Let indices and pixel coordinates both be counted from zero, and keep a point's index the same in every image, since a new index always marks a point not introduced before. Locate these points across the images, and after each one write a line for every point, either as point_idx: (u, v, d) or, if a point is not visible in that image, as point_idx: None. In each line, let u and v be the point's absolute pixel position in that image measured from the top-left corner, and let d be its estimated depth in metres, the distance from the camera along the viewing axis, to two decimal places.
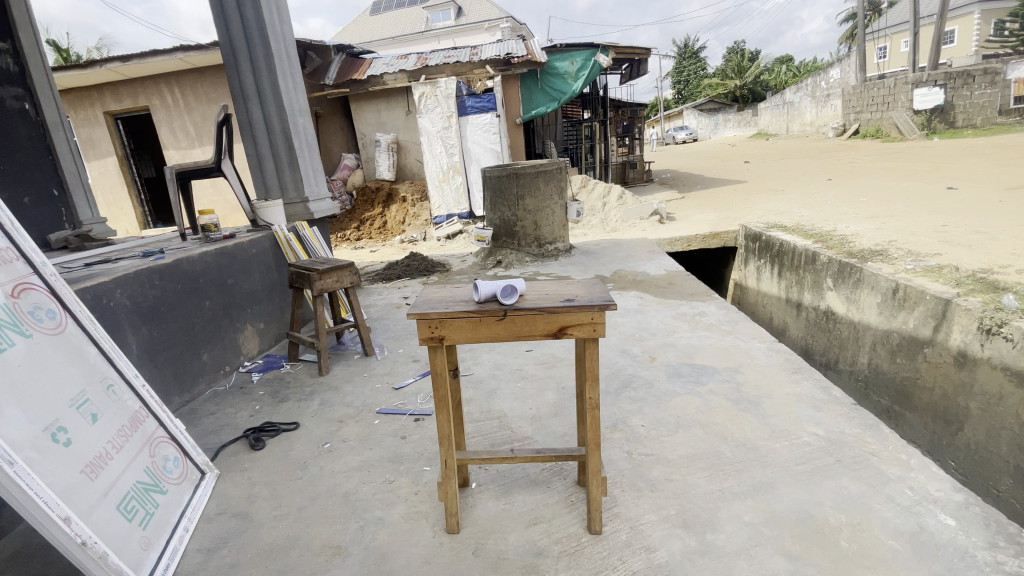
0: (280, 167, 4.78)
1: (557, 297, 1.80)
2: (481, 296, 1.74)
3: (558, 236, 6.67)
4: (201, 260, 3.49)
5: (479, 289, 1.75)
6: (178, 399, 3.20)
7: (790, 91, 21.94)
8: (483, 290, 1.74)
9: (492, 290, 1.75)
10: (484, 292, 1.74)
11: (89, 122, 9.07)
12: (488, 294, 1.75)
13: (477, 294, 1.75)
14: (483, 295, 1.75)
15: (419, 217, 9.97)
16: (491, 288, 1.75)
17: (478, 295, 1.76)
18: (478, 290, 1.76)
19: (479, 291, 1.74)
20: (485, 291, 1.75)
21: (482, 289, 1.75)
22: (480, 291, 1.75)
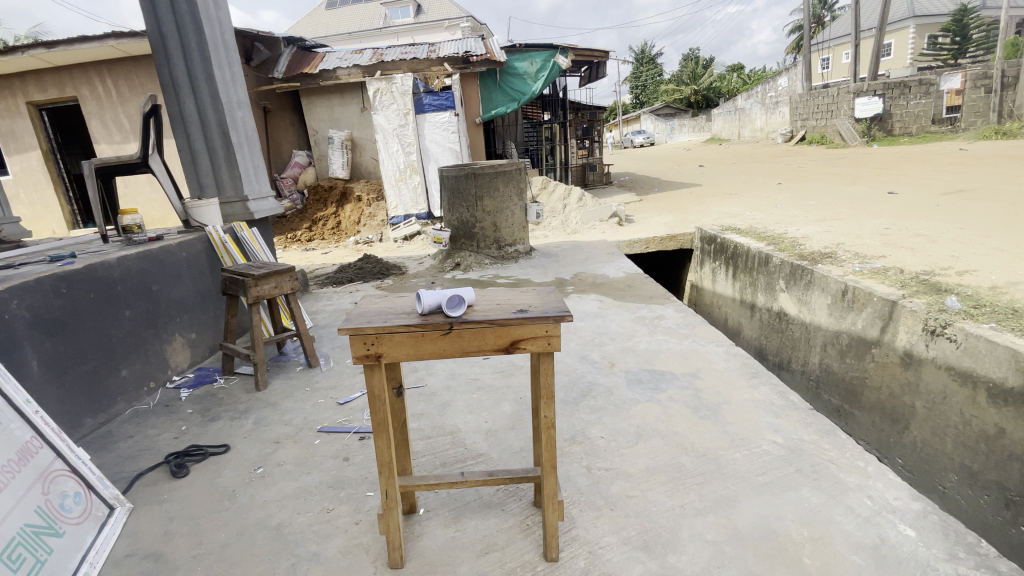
0: (217, 163, 4.43)
1: (509, 307, 1.65)
2: (425, 308, 1.57)
3: (518, 238, 6.52)
4: (121, 265, 3.13)
5: (423, 301, 1.58)
6: (90, 422, 2.84)
7: (742, 98, 22.71)
8: (427, 300, 1.57)
9: (437, 300, 1.58)
10: (428, 303, 1.58)
11: (8, 112, 8.26)
12: (433, 306, 1.58)
13: (421, 306, 1.58)
14: (427, 306, 1.58)
15: (375, 217, 9.63)
16: (436, 298, 1.58)
17: (421, 307, 1.58)
18: (421, 302, 1.59)
19: (422, 302, 1.57)
20: (430, 302, 1.58)
21: (426, 300, 1.58)
22: (424, 303, 1.58)
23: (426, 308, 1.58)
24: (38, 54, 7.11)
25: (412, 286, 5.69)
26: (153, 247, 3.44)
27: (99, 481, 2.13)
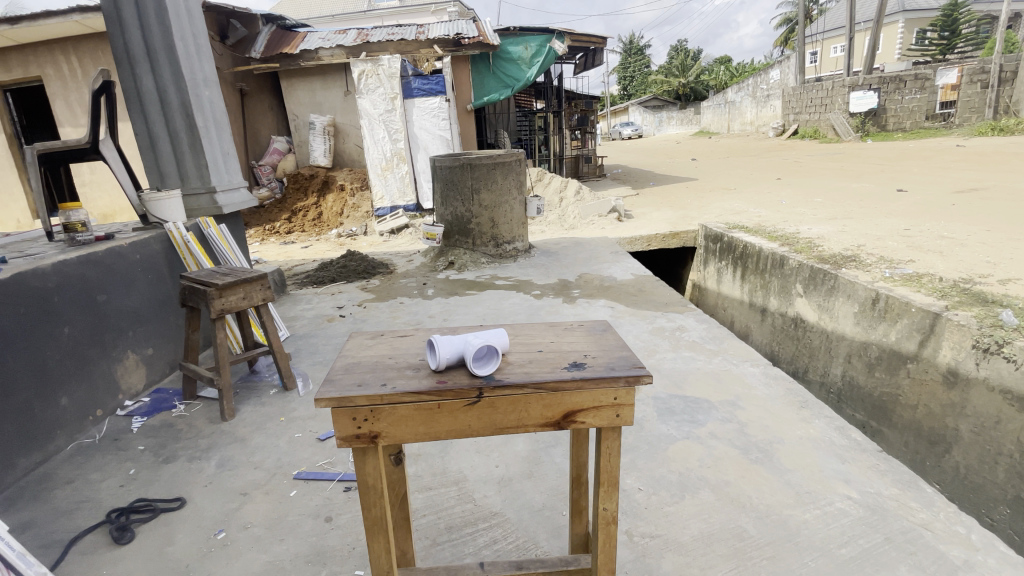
0: (180, 149, 3.84)
1: (559, 358, 1.18)
2: (443, 362, 1.10)
3: (516, 235, 6.04)
4: (57, 271, 2.54)
5: (439, 353, 1.11)
6: (18, 466, 2.25)
7: (732, 90, 22.30)
8: (446, 352, 1.11)
9: (460, 349, 1.12)
10: (447, 355, 1.11)
11: None
12: (454, 357, 1.11)
13: (436, 359, 1.11)
14: (445, 359, 1.11)
15: (360, 209, 9.06)
16: (458, 347, 1.12)
17: (437, 362, 1.11)
18: (436, 354, 1.11)
19: (439, 354, 1.10)
20: (449, 352, 1.11)
21: (443, 352, 1.11)
22: (441, 355, 1.11)
23: (445, 362, 1.11)
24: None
25: (400, 287, 5.17)
26: (99, 249, 2.86)
27: (19, 559, 1.49)
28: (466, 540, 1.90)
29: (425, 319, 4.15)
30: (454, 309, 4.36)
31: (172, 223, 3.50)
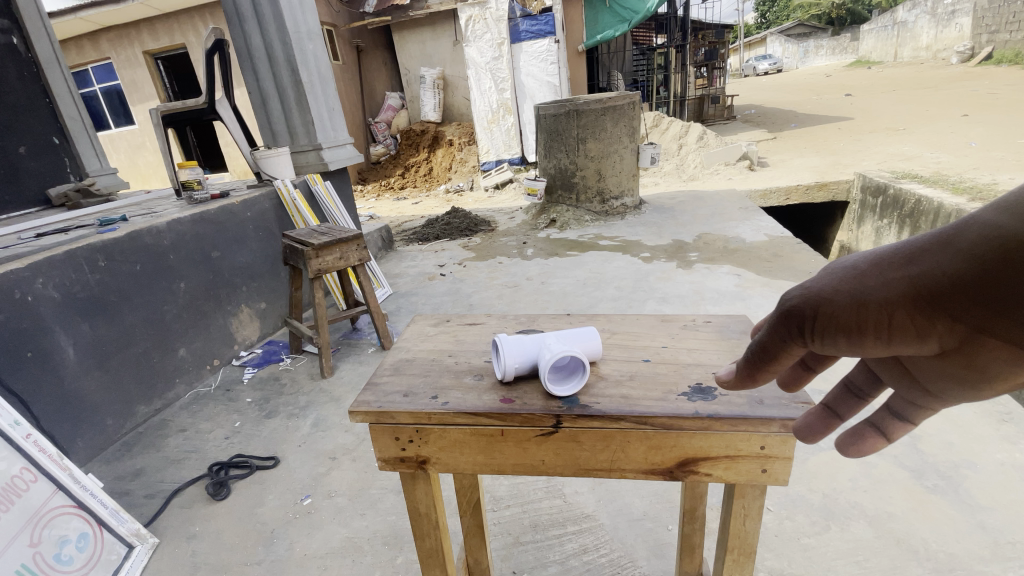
0: (288, 107, 3.89)
1: (681, 377, 0.83)
2: (518, 368, 0.82)
3: (626, 190, 5.49)
4: (172, 230, 2.69)
5: (511, 354, 0.82)
6: (143, 409, 2.50)
7: (905, 6, 18.24)
8: (521, 355, 0.82)
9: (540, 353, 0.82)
10: (523, 357, 0.82)
11: (130, 62, 8.38)
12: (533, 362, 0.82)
13: (506, 362, 0.82)
14: (523, 363, 0.82)
15: (467, 163, 8.97)
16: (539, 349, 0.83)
17: (510, 367, 0.82)
18: (509, 356, 0.82)
19: (512, 352, 0.82)
20: (524, 354, 0.82)
21: (519, 351, 0.82)
22: (513, 357, 0.82)
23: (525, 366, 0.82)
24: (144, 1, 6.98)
25: (500, 246, 4.96)
26: (213, 207, 2.97)
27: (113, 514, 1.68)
28: (552, 544, 1.66)
29: (524, 280, 3.89)
30: (555, 271, 4.04)
31: (282, 180, 3.56)
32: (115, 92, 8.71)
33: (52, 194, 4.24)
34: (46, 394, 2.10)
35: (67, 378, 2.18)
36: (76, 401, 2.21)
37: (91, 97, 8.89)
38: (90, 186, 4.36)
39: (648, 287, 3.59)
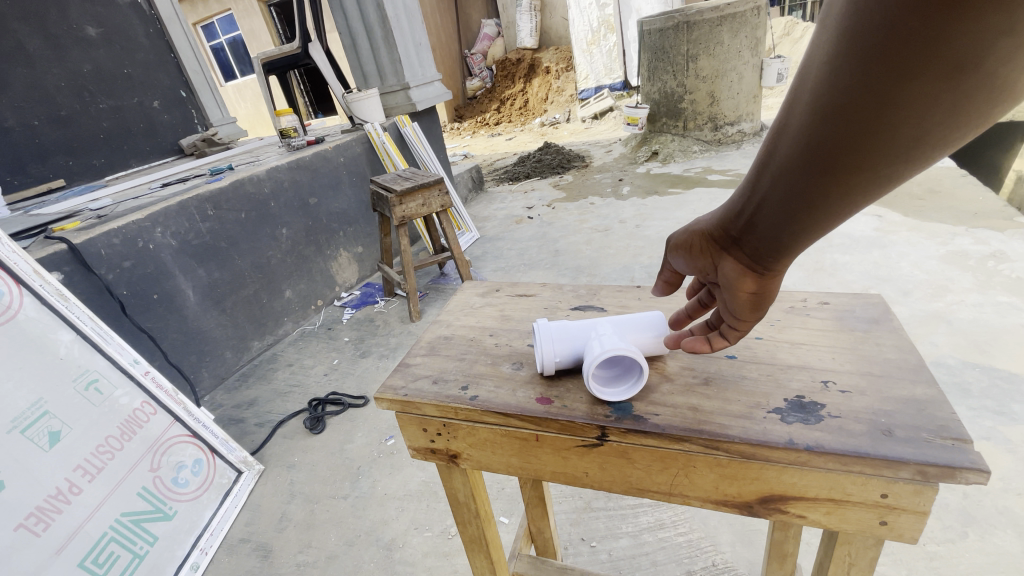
0: (376, 45, 3.81)
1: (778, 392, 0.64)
2: (562, 354, 0.68)
3: (743, 114, 4.81)
4: (272, 177, 2.80)
5: (553, 338, 0.69)
6: (256, 345, 2.76)
7: None
8: (566, 339, 0.69)
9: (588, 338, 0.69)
10: (568, 343, 0.68)
11: (247, 12, 8.81)
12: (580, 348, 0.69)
13: (547, 349, 0.68)
14: (569, 348, 0.68)
15: (564, 92, 8.41)
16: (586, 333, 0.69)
17: (554, 353, 0.68)
18: (552, 340, 0.69)
19: (556, 336, 0.68)
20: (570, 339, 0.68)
21: (564, 336, 0.69)
22: (557, 342, 0.69)
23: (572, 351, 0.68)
24: None
25: (594, 184, 4.65)
26: (307, 153, 3.05)
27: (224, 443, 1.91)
28: (627, 515, 1.56)
29: (617, 222, 3.62)
30: (653, 212, 3.70)
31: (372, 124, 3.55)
32: (237, 42, 9.28)
33: (184, 144, 4.66)
34: (174, 330, 2.38)
35: (190, 316, 2.44)
36: (198, 337, 2.48)
37: (218, 49, 9.59)
38: (213, 135, 4.73)
39: None
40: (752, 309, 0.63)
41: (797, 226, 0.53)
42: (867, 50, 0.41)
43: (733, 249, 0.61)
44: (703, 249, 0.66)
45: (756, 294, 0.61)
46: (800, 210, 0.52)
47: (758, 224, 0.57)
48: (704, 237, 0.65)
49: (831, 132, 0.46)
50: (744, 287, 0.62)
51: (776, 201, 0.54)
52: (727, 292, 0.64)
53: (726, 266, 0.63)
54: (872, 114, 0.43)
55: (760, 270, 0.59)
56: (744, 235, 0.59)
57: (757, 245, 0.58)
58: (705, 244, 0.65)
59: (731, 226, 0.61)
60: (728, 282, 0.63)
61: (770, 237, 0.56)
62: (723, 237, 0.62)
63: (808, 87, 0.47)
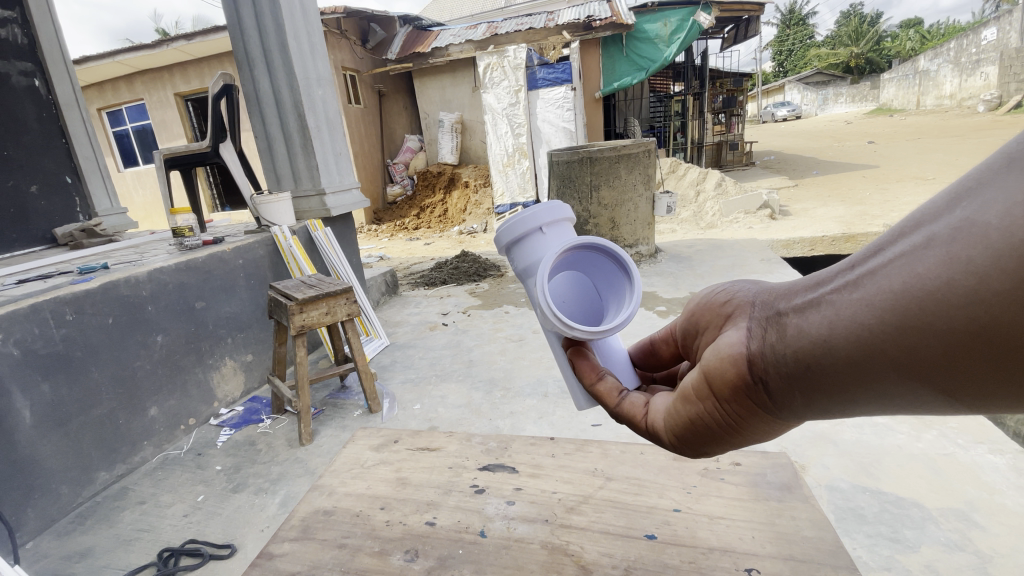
0: (293, 151, 3.80)
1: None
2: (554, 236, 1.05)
3: (641, 237, 5.29)
4: (153, 279, 2.52)
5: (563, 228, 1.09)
6: (103, 477, 2.28)
7: (925, 56, 17.72)
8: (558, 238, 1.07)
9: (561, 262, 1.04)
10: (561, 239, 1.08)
11: (161, 104, 8.62)
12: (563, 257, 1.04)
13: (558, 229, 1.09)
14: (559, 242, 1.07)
15: (482, 205, 8.90)
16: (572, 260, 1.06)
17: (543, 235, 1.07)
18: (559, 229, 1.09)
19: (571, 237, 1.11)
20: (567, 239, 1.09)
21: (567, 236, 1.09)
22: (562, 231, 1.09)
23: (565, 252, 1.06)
24: (178, 47, 7.21)
25: (508, 294, 4.74)
26: (200, 254, 2.82)
27: None
28: None
29: (530, 334, 3.65)
30: None
31: (279, 226, 3.39)
32: (146, 130, 8.94)
33: (58, 233, 4.15)
34: None
35: (18, 444, 1.98)
36: (26, 470, 2.00)
37: (121, 135, 9.13)
38: (95, 226, 4.26)
39: None
40: (690, 417, 0.77)
41: (821, 356, 0.59)
42: (992, 267, 0.47)
43: (754, 337, 0.67)
44: (741, 319, 0.74)
45: (712, 401, 0.73)
46: (840, 350, 0.57)
47: (793, 329, 0.62)
48: (747, 312, 0.73)
49: (914, 292, 0.51)
50: (724, 377, 0.70)
51: (817, 324, 0.59)
52: (699, 372, 0.74)
53: (709, 353, 0.73)
54: (948, 321, 0.50)
55: (761, 373, 0.66)
56: (770, 329, 0.66)
57: (776, 353, 0.64)
58: (744, 314, 0.73)
59: (766, 319, 0.67)
60: (708, 363, 0.72)
61: (789, 355, 0.62)
62: (759, 319, 0.69)
63: (923, 244, 0.52)
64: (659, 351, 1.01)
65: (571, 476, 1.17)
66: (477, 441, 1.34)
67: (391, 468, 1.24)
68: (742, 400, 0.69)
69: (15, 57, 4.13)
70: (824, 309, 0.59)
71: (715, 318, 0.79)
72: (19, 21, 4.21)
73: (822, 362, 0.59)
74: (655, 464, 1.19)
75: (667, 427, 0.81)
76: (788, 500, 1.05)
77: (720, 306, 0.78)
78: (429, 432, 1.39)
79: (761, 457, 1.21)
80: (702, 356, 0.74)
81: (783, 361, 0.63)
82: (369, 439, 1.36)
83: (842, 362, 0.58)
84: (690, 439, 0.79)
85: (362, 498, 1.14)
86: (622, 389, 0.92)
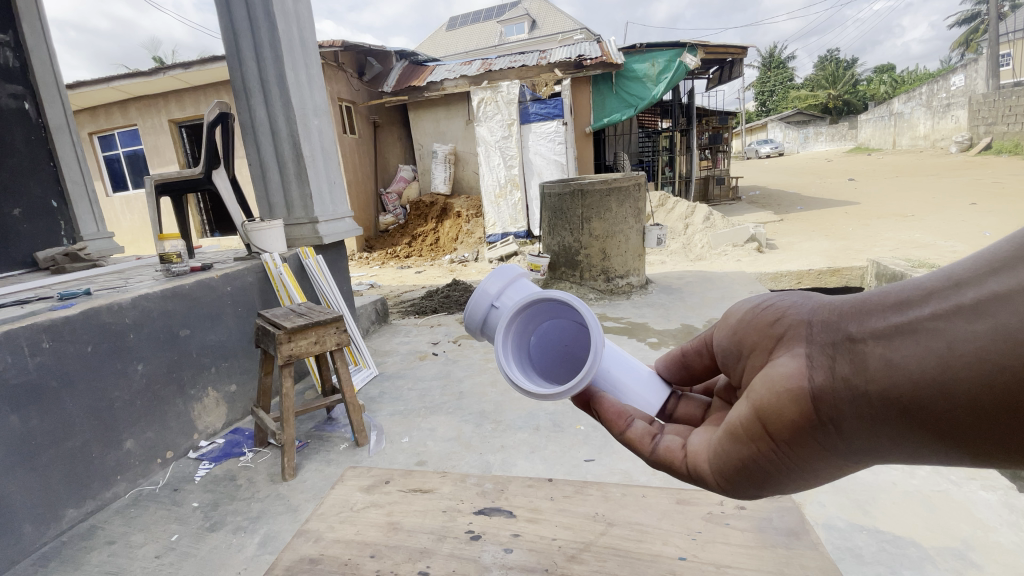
0: (287, 180, 3.81)
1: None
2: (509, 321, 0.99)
3: (631, 269, 5.33)
4: (137, 306, 2.47)
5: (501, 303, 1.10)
6: (71, 514, 2.17)
7: (899, 99, 18.49)
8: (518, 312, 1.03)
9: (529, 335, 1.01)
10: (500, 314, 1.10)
11: (155, 130, 8.65)
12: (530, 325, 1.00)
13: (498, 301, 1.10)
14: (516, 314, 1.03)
15: (473, 235, 8.95)
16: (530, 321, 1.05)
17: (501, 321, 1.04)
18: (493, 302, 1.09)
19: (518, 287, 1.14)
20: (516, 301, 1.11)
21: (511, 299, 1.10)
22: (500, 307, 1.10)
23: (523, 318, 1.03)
24: (175, 75, 7.29)
25: None
26: (188, 281, 2.78)
27: None
28: None
29: None
30: None
31: (269, 253, 3.37)
32: (138, 156, 8.93)
33: (41, 256, 4.08)
34: None
35: None
36: None
37: (112, 160, 9.11)
38: (81, 250, 4.18)
39: None
40: (736, 456, 0.70)
41: (917, 394, 0.54)
42: None
43: (818, 366, 0.61)
44: (789, 341, 0.67)
45: (763, 439, 0.66)
46: (942, 387, 0.52)
47: (880, 359, 0.56)
48: (797, 333, 0.66)
49: None
50: (781, 411, 0.63)
51: (916, 358, 0.54)
52: (750, 404, 0.66)
53: (760, 381, 0.65)
54: None
55: (832, 407, 0.59)
56: (841, 356, 0.60)
57: (853, 389, 0.58)
58: (795, 334, 0.66)
59: (839, 343, 0.60)
60: (762, 397, 0.65)
61: (875, 390, 0.56)
62: (822, 342, 0.62)
63: None
64: (692, 364, 0.97)
65: (571, 521, 1.13)
66: (472, 483, 1.30)
67: (382, 511, 1.19)
68: (802, 438, 0.63)
69: (6, 81, 4.15)
70: (925, 340, 0.54)
71: (758, 338, 0.73)
72: (13, 45, 4.23)
73: (917, 398, 0.54)
74: (656, 508, 1.16)
75: (711, 469, 0.74)
76: (795, 547, 1.02)
77: (762, 325, 0.72)
78: (422, 472, 1.35)
79: (763, 501, 1.18)
80: (752, 388, 0.67)
81: (866, 396, 0.57)
82: (359, 480, 1.31)
83: (942, 403, 0.53)
84: (739, 480, 0.72)
85: (350, 545, 1.09)
86: (655, 433, 0.85)
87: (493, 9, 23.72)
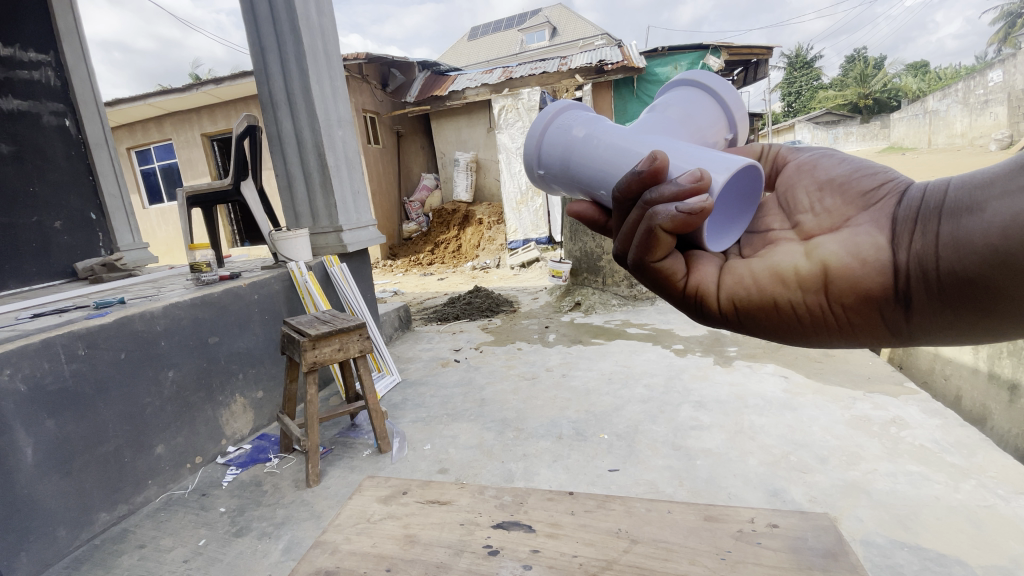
0: (312, 190, 3.87)
1: None
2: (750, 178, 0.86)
3: None
4: (168, 314, 2.53)
5: (716, 94, 1.03)
6: (104, 517, 2.23)
7: (933, 97, 17.78)
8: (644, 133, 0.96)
9: (641, 143, 0.90)
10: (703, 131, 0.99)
11: (188, 143, 8.94)
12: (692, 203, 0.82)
13: (732, 132, 1.04)
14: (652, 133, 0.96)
15: (495, 241, 8.98)
16: (665, 130, 0.95)
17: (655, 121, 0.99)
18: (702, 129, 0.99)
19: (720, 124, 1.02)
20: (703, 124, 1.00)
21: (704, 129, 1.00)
22: (713, 92, 1.03)
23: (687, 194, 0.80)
24: (207, 90, 7.50)
25: (522, 329, 4.70)
26: (216, 289, 2.84)
27: None
28: None
29: (543, 371, 3.59)
30: (578, 361, 3.71)
31: (295, 262, 3.42)
32: (173, 168, 9.25)
33: (80, 267, 4.27)
34: None
35: (20, 482, 1.94)
36: (24, 510, 1.96)
37: (149, 173, 9.45)
38: (118, 261, 4.37)
39: (683, 385, 3.15)
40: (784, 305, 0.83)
41: (963, 263, 0.66)
42: None
43: (895, 243, 0.74)
44: (874, 218, 0.80)
45: (820, 292, 0.79)
46: (969, 271, 0.65)
47: (943, 241, 0.68)
48: (887, 214, 0.79)
49: None
50: (856, 274, 0.76)
51: (967, 232, 0.65)
52: (818, 261, 0.80)
53: (851, 248, 0.78)
54: None
55: (902, 284, 0.73)
56: (924, 231, 0.72)
57: (917, 263, 0.71)
58: (884, 209, 0.80)
59: (911, 227, 0.73)
60: (837, 259, 0.78)
61: (925, 270, 0.70)
62: (906, 219, 0.75)
63: None
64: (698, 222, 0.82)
65: (593, 537, 1.11)
66: (491, 495, 1.27)
67: (398, 523, 1.18)
68: (850, 299, 0.77)
69: (47, 98, 4.33)
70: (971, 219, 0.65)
71: (838, 205, 0.85)
72: (54, 65, 4.42)
73: (958, 273, 0.66)
74: (683, 526, 1.12)
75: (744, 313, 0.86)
76: (833, 569, 0.97)
77: (849, 197, 0.85)
78: (441, 484, 1.34)
79: (798, 519, 1.13)
80: (821, 253, 0.80)
81: (923, 272, 0.70)
82: (377, 491, 1.31)
83: (970, 280, 0.66)
84: (780, 325, 0.85)
85: (366, 558, 1.08)
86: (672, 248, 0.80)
87: (516, 20, 23.85)
